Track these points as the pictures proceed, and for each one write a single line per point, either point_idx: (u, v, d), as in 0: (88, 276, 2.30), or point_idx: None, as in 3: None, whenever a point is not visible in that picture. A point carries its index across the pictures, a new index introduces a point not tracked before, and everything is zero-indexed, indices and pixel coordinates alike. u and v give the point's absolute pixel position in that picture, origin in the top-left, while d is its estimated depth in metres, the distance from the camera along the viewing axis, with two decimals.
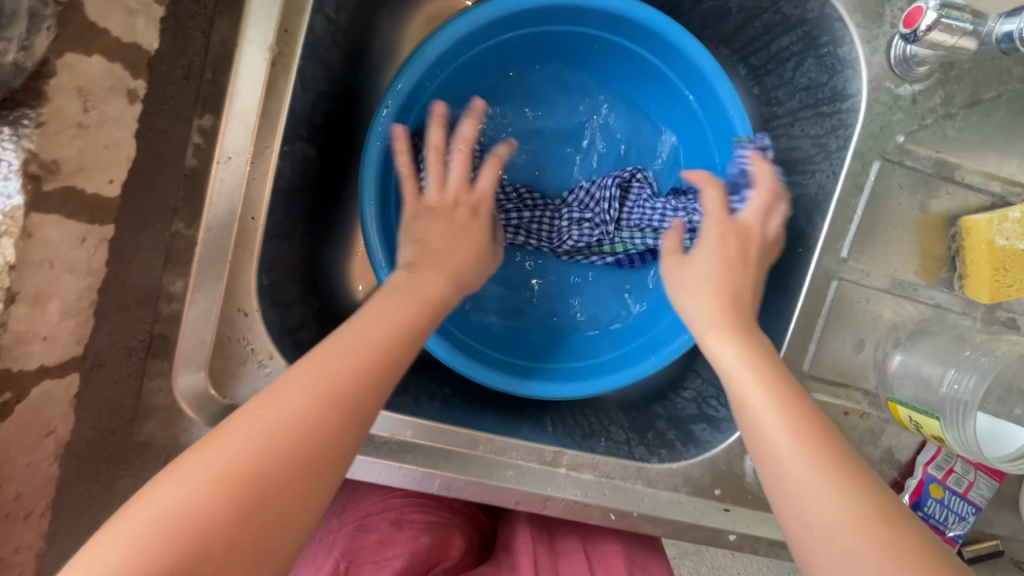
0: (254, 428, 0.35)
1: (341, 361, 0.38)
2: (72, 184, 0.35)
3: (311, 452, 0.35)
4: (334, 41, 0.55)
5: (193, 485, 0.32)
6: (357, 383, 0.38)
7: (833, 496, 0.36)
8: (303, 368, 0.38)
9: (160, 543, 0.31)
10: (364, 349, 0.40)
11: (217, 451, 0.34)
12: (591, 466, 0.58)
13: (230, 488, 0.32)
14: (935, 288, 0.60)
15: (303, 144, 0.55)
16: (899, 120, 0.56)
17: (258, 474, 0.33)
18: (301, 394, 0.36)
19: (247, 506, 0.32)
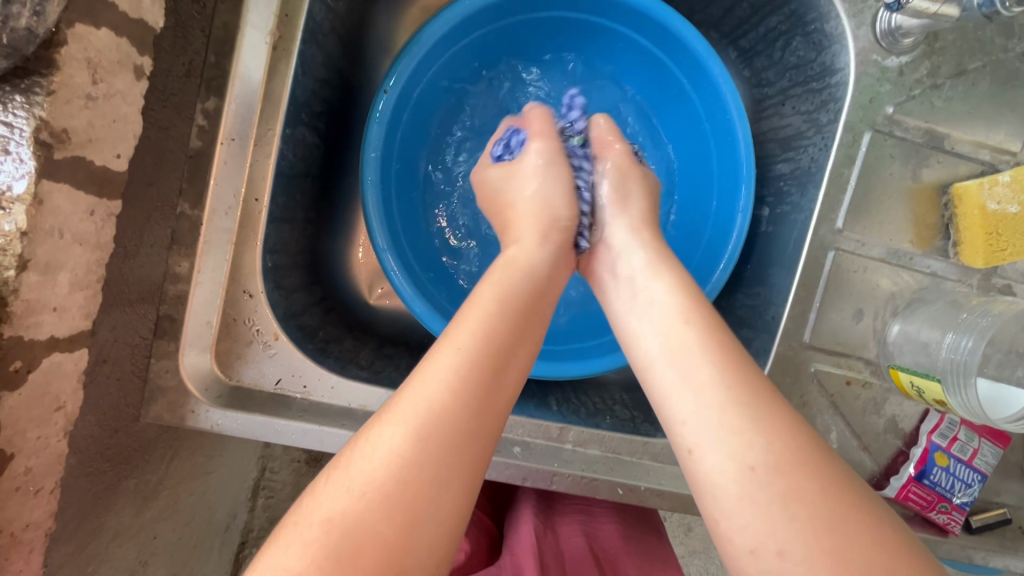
0: (388, 454, 0.32)
1: (462, 378, 0.35)
2: (82, 155, 0.36)
3: (447, 450, 0.32)
4: (332, 28, 0.56)
5: (347, 499, 0.31)
6: (477, 401, 0.34)
7: (732, 440, 0.34)
8: (417, 391, 0.34)
9: (325, 548, 0.29)
10: (475, 360, 0.36)
11: (352, 488, 0.31)
12: (597, 441, 0.58)
13: (377, 501, 0.30)
14: (930, 257, 0.60)
15: (304, 128, 0.56)
16: (887, 91, 0.58)
17: (401, 488, 0.31)
18: (437, 416, 0.33)
19: (399, 512, 0.30)
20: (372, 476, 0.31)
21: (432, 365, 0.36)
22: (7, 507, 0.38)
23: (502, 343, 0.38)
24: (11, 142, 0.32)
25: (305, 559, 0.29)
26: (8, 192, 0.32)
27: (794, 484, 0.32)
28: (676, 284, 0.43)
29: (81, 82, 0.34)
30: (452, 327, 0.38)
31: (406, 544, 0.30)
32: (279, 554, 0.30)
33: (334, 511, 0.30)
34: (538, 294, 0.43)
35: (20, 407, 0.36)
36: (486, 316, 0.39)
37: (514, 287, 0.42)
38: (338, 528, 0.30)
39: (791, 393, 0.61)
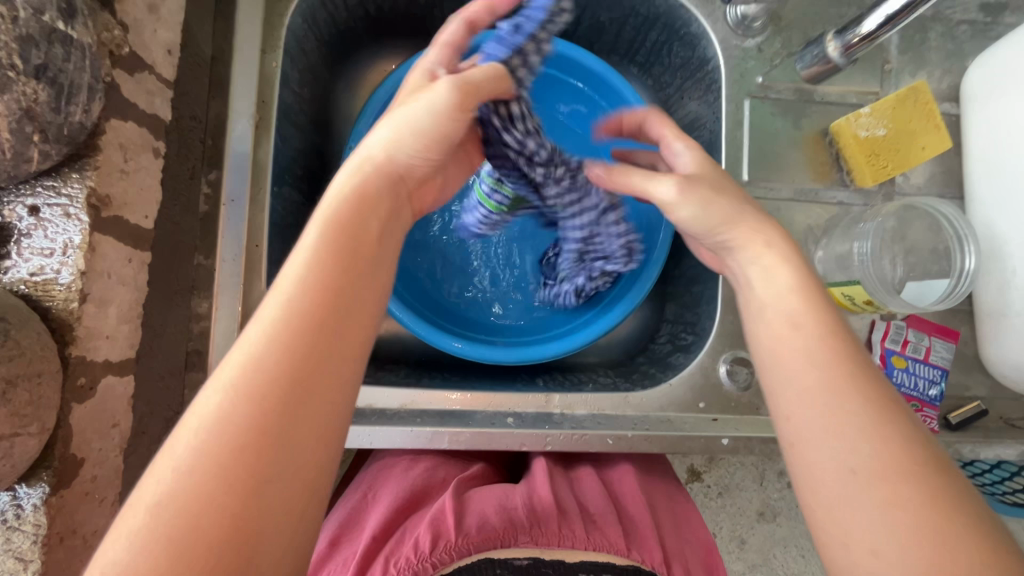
0: (213, 419, 0.32)
1: (292, 328, 0.35)
2: (120, 215, 0.47)
3: (287, 420, 0.33)
4: (301, 109, 0.70)
5: (184, 469, 0.31)
6: (303, 359, 0.35)
7: (871, 444, 0.37)
8: (253, 357, 0.34)
9: (163, 526, 0.30)
10: (297, 320, 0.35)
11: (184, 462, 0.32)
12: (582, 403, 0.65)
13: (216, 469, 0.31)
14: (832, 189, 0.70)
15: (290, 188, 0.68)
16: (753, 66, 0.70)
17: (248, 456, 0.32)
18: (256, 384, 0.33)
19: (235, 484, 0.31)
20: (211, 444, 0.32)
21: (263, 323, 0.35)
22: (79, 512, 0.45)
23: (332, 283, 0.37)
24: (71, 207, 0.44)
25: (141, 543, 0.30)
26: (71, 243, 0.44)
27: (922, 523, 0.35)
28: (795, 265, 0.44)
29: (115, 160, 0.46)
30: (275, 279, 0.37)
31: (253, 506, 0.31)
32: (113, 545, 0.30)
33: (173, 496, 0.31)
34: (372, 210, 0.41)
35: (85, 417, 0.45)
36: (308, 267, 0.37)
37: (340, 218, 0.39)
38: (186, 504, 0.31)
39: (745, 329, 0.68)
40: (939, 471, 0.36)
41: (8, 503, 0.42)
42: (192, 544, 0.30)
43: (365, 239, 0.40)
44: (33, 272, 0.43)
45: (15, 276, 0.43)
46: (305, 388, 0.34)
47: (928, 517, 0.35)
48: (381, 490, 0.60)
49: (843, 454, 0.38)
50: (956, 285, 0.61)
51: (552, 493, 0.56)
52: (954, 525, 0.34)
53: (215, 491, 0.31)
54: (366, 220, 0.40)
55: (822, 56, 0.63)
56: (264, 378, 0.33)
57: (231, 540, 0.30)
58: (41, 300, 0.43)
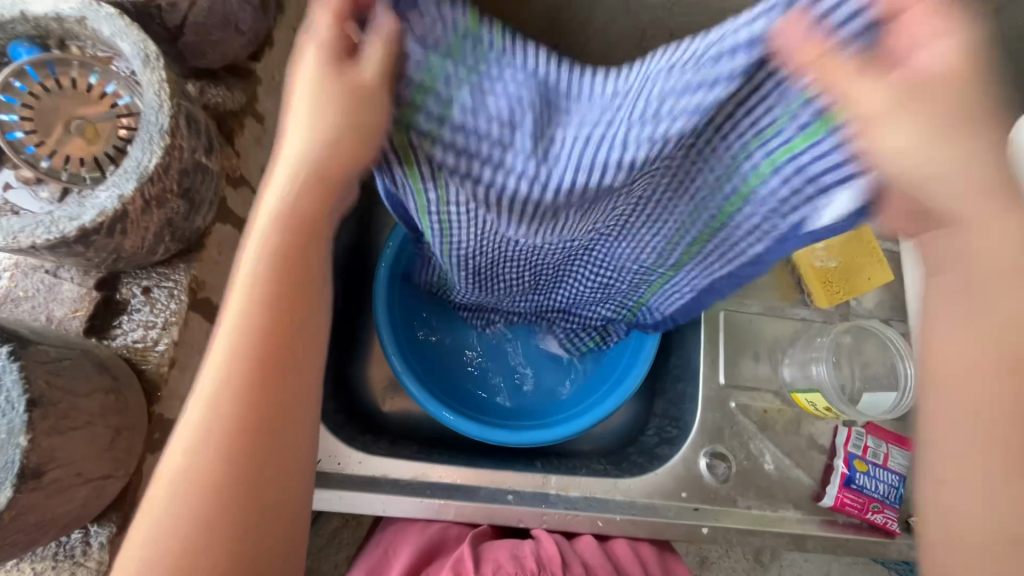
0: (180, 480, 0.38)
1: (247, 362, 0.40)
2: (208, 297, 0.58)
3: (251, 471, 0.39)
4: (351, 212, 0.84)
5: (163, 526, 0.38)
6: (256, 411, 0.39)
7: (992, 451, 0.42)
8: (212, 397, 0.39)
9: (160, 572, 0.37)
10: (241, 374, 0.39)
11: (163, 519, 0.38)
12: (577, 485, 0.72)
13: (196, 522, 0.38)
14: (796, 306, 0.82)
15: (334, 277, 0.80)
16: None
17: (218, 512, 0.38)
18: (217, 421, 0.39)
19: (217, 533, 0.38)
20: (185, 503, 0.38)
21: (223, 358, 0.40)
22: None
23: (277, 297, 0.41)
24: (175, 290, 0.54)
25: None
26: (170, 319, 0.54)
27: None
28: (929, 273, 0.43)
29: (212, 255, 0.58)
30: (221, 319, 0.40)
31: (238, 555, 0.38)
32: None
33: (157, 542, 0.38)
34: (305, 222, 0.42)
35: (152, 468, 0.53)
36: (239, 321, 0.40)
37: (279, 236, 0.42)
38: (177, 521, 0.37)
39: (723, 426, 0.76)
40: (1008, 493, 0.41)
41: (79, 540, 0.48)
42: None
43: (308, 276, 0.43)
44: (136, 340, 0.53)
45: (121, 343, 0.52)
46: (263, 437, 0.39)
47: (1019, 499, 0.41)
48: (399, 547, 0.68)
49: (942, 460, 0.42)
50: (902, 396, 0.72)
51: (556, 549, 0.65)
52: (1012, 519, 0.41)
53: (202, 542, 0.37)
54: (308, 257, 0.43)
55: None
56: (224, 434, 0.38)
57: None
58: (138, 364, 0.52)
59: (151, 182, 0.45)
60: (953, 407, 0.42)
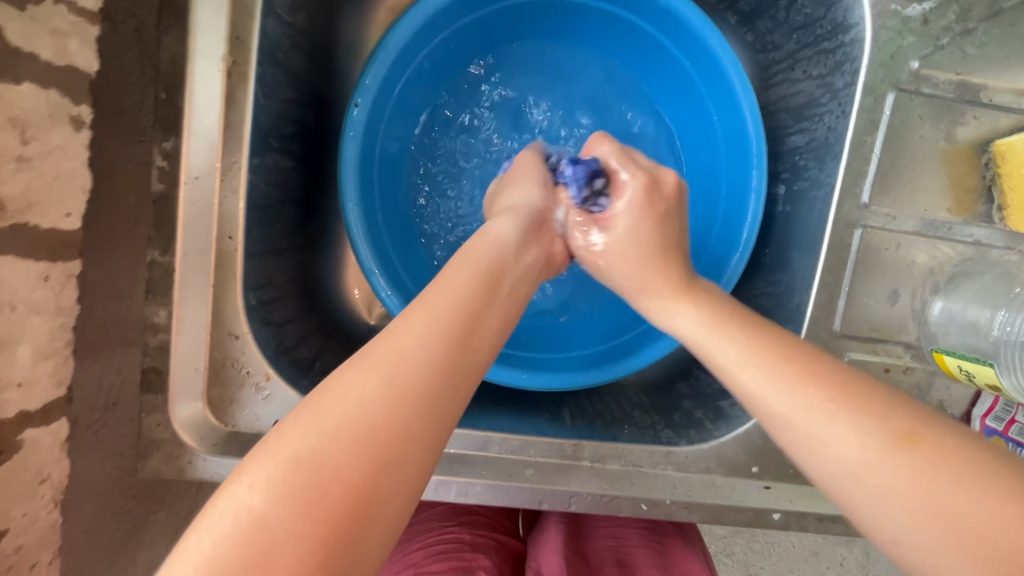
0: (354, 405, 0.29)
1: (464, 330, 0.34)
2: (25, 222, 0.36)
3: (402, 457, 0.29)
4: (293, 44, 0.52)
5: (316, 431, 0.28)
6: (435, 390, 0.31)
7: (847, 435, 0.34)
8: (315, 458, 0.27)
9: (290, 486, 0.26)
10: (441, 335, 0.33)
11: (309, 430, 0.28)
12: (615, 455, 0.55)
13: (346, 449, 0.28)
14: (972, 224, 0.54)
15: (275, 154, 0.53)
16: (911, 44, 0.51)
17: (354, 471, 0.27)
18: (322, 496, 0.26)
19: (354, 487, 0.27)
20: (336, 436, 0.28)
21: (428, 320, 0.33)
22: None
23: (453, 388, 0.32)
24: None
25: (281, 513, 0.26)
26: None
27: (981, 475, 0.32)
28: (749, 344, 0.39)
29: None
30: (446, 281, 0.36)
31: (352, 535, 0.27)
32: (241, 488, 0.27)
33: (312, 449, 0.28)
34: (496, 280, 0.38)
35: None
36: (465, 280, 0.37)
37: (451, 320, 0.34)
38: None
39: None
40: (913, 437, 0.33)
41: None
42: (315, 512, 0.26)
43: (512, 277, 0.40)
44: None
45: None
46: (437, 425, 0.31)
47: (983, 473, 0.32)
48: None
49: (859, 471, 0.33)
50: None
51: None
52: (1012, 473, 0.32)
53: (336, 473, 0.27)
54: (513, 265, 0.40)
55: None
56: (417, 389, 0.30)
57: (350, 526, 0.26)
58: None
59: None
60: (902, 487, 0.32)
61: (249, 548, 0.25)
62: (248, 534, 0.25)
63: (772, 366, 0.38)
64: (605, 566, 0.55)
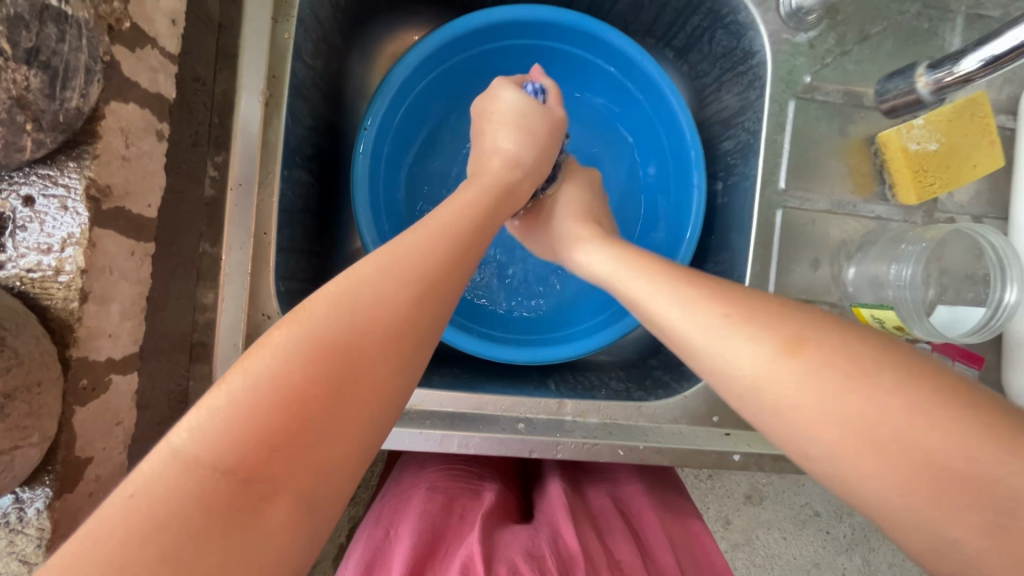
0: (374, 283, 0.37)
1: (453, 241, 0.43)
2: (121, 206, 0.44)
3: (417, 331, 0.37)
4: (314, 83, 0.65)
5: (339, 310, 0.35)
6: (437, 282, 0.39)
7: (801, 373, 0.34)
8: (337, 301, 0.35)
9: (315, 353, 0.33)
10: (442, 242, 0.42)
11: (326, 308, 0.35)
12: (594, 410, 0.64)
13: (362, 319, 0.35)
14: (872, 202, 0.66)
15: (300, 170, 0.64)
16: (802, 63, 0.65)
17: (375, 336, 0.34)
18: (338, 325, 0.34)
19: (377, 342, 0.34)
20: (357, 310, 0.35)
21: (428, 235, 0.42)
22: (85, 511, 0.44)
23: (446, 268, 0.40)
24: (69, 200, 0.40)
25: (307, 371, 0.32)
26: (70, 238, 0.40)
27: (871, 367, 0.33)
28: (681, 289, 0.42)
29: (117, 146, 0.43)
30: (440, 213, 0.45)
31: (358, 391, 0.33)
32: (261, 359, 0.32)
33: (334, 319, 0.34)
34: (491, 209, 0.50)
35: (88, 418, 0.43)
36: (459, 210, 0.47)
37: (450, 229, 0.44)
38: (170, 485, 0.28)
39: None
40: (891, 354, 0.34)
41: (11, 506, 0.40)
42: (331, 370, 0.32)
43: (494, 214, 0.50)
44: (30, 268, 0.40)
45: (10, 271, 0.40)
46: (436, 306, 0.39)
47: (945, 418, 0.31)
48: (402, 525, 0.54)
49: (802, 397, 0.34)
50: (992, 316, 0.59)
51: (575, 538, 0.53)
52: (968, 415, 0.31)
53: (359, 339, 0.34)
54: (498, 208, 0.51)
55: (908, 90, 0.57)
56: (421, 279, 0.38)
57: (369, 372, 0.33)
58: (39, 299, 0.40)
59: None
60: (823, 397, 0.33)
61: (274, 394, 0.31)
62: (273, 383, 0.31)
63: (712, 315, 0.39)
64: (596, 498, 0.64)
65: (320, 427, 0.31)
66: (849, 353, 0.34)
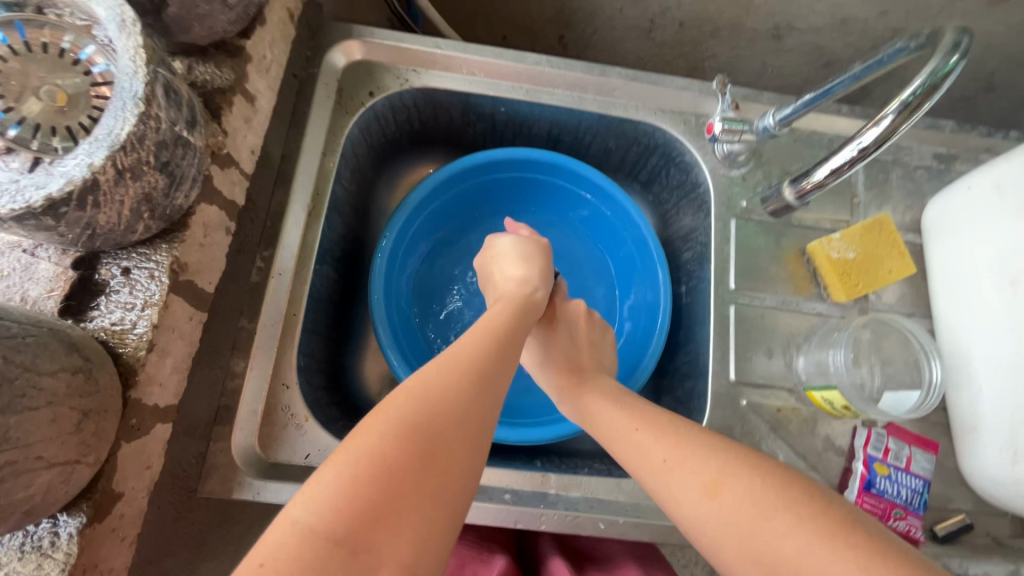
0: (450, 375, 0.45)
1: (501, 339, 0.53)
2: (191, 280, 0.56)
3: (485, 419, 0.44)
4: (348, 201, 0.81)
5: (422, 397, 0.42)
6: (496, 371, 0.49)
7: (678, 470, 0.48)
8: (424, 385, 0.43)
9: (409, 437, 0.39)
10: (495, 338, 0.52)
11: (412, 394, 0.42)
12: (577, 485, 0.68)
13: (449, 404, 0.42)
14: (812, 301, 0.77)
15: (329, 267, 0.77)
16: (739, 191, 0.81)
17: (453, 421, 0.41)
18: (432, 407, 0.41)
19: (460, 427, 0.42)
20: (444, 396, 0.42)
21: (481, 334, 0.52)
22: (103, 547, 0.49)
23: (497, 362, 0.50)
24: (156, 271, 0.52)
25: (396, 449, 0.38)
26: (149, 299, 0.52)
27: (708, 467, 0.47)
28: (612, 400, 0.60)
29: (198, 234, 0.56)
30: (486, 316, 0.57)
31: (455, 472, 0.40)
32: (360, 442, 0.38)
33: (421, 406, 0.41)
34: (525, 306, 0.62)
35: (128, 455, 0.50)
36: (502, 312, 0.58)
37: (498, 325, 0.55)
38: (293, 553, 0.33)
39: (733, 426, 0.72)
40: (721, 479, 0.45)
41: (47, 529, 0.45)
42: (428, 451, 0.39)
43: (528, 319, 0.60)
44: (114, 322, 0.50)
45: (97, 324, 0.50)
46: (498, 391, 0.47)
47: (772, 512, 0.42)
48: None
49: (677, 493, 0.48)
50: (926, 396, 0.67)
51: None
52: (791, 510, 0.42)
53: (444, 423, 0.41)
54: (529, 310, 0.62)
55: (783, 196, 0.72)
56: (483, 373, 0.47)
57: (457, 455, 0.40)
58: (114, 346, 0.50)
59: (126, 153, 0.42)
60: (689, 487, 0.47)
61: (375, 475, 0.36)
62: (371, 463, 0.37)
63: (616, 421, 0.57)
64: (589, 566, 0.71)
65: (420, 503, 0.37)
66: (726, 472, 0.46)
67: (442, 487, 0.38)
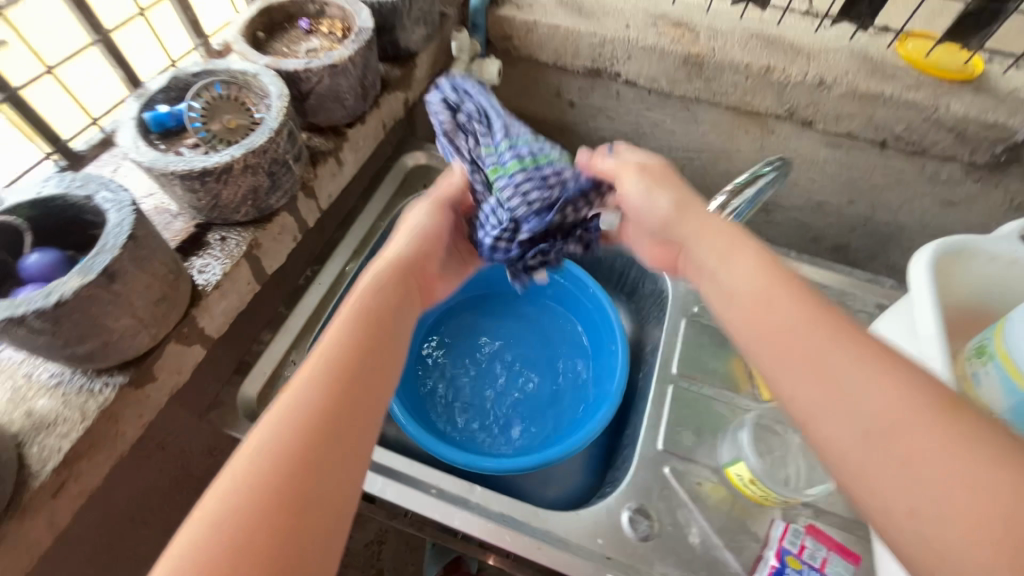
0: (294, 407, 0.46)
1: (356, 339, 0.53)
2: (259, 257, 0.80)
3: (348, 437, 0.47)
4: (387, 254, 1.07)
5: (270, 434, 0.44)
6: (356, 378, 0.51)
7: (891, 384, 0.43)
8: (275, 420, 0.46)
9: (262, 467, 0.43)
10: (356, 341, 0.53)
11: (265, 430, 0.45)
12: (498, 501, 0.75)
13: (302, 427, 0.45)
14: (745, 397, 0.87)
15: (357, 294, 1.00)
16: (693, 299, 0.97)
17: (305, 454, 0.44)
18: (281, 440, 0.44)
19: (310, 457, 0.44)
20: (290, 426, 0.45)
21: (339, 334, 0.54)
22: (126, 411, 0.66)
23: (353, 363, 0.51)
24: (240, 241, 0.78)
25: (246, 497, 0.41)
26: (229, 257, 0.76)
27: (889, 381, 0.43)
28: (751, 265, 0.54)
29: (274, 230, 0.82)
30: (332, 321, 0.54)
31: (306, 512, 0.42)
32: (216, 494, 0.41)
33: (267, 444, 0.44)
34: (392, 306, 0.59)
35: (172, 353, 0.70)
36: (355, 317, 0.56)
37: (346, 334, 0.53)
38: None
39: (652, 487, 0.78)
40: (958, 402, 0.41)
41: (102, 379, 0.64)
42: (277, 496, 0.42)
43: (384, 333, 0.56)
44: (203, 264, 0.75)
45: (193, 263, 0.74)
46: (360, 403, 0.49)
47: (945, 437, 0.39)
48: None
49: (865, 426, 0.43)
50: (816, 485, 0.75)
51: None
52: (956, 430, 0.39)
53: (293, 458, 0.43)
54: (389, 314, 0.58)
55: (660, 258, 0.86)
56: (340, 383, 0.49)
57: (310, 491, 0.43)
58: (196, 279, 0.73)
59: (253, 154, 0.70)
60: (900, 402, 0.42)
61: (224, 526, 0.39)
62: (224, 514, 0.40)
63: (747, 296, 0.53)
64: None
65: (273, 539, 0.40)
66: (907, 374, 0.43)
67: (287, 535, 0.40)
